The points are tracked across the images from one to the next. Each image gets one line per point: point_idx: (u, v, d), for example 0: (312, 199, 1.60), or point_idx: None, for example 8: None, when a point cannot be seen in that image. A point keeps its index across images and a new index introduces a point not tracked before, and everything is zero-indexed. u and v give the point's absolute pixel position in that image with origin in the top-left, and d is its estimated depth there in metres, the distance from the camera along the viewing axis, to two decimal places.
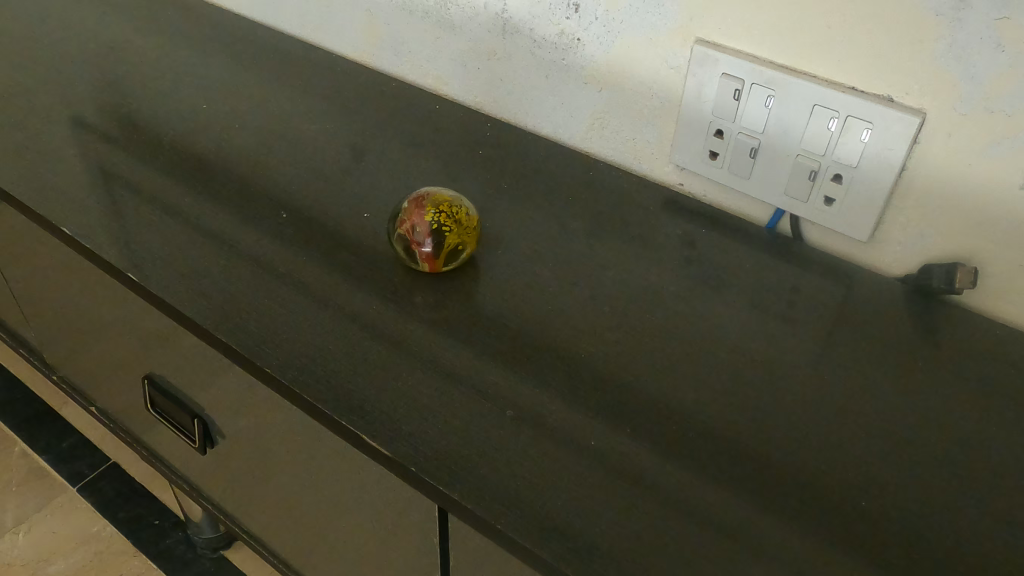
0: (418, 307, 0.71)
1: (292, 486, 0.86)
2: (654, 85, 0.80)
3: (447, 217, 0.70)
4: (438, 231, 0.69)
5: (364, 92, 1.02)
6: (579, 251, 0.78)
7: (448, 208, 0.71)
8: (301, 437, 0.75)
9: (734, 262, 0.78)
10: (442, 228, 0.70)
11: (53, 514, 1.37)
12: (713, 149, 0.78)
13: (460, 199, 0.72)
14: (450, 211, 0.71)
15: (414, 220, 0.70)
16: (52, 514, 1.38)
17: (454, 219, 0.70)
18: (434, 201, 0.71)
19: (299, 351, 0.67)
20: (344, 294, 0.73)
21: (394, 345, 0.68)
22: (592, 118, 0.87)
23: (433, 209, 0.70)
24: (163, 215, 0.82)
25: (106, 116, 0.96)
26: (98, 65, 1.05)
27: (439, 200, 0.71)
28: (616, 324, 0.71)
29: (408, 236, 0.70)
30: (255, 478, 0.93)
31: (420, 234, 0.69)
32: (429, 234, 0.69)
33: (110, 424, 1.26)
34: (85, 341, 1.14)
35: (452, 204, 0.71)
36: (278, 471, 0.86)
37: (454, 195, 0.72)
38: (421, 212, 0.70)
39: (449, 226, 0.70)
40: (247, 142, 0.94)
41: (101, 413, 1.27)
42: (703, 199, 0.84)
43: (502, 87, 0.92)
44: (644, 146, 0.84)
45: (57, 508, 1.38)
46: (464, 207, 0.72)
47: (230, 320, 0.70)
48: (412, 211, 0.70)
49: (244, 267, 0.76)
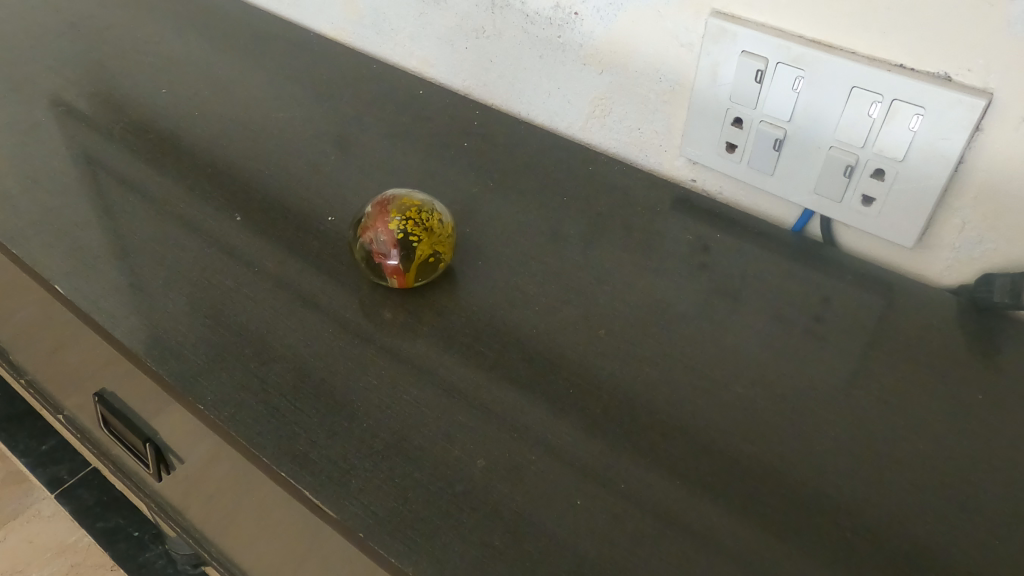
0: (381, 327, 0.61)
1: (247, 525, 0.75)
2: (662, 67, 0.69)
3: (416, 225, 0.60)
4: (405, 242, 0.59)
5: (342, 76, 0.91)
6: (576, 260, 0.67)
7: (417, 213, 0.60)
8: (248, 481, 0.64)
9: (755, 272, 0.67)
10: (409, 238, 0.59)
11: (31, 522, 1.30)
12: (731, 140, 0.67)
13: (432, 202, 0.62)
14: (420, 217, 0.60)
15: (377, 228, 0.59)
16: (30, 523, 1.30)
17: (424, 228, 0.60)
18: (400, 206, 0.60)
19: (238, 380, 0.57)
20: (296, 311, 0.62)
21: (351, 374, 0.57)
22: (592, 103, 0.76)
23: (399, 215, 0.60)
24: (101, 214, 0.71)
25: (52, 100, 0.86)
26: (53, 45, 0.95)
27: (407, 205, 0.60)
28: (616, 348, 0.60)
29: (371, 246, 0.60)
30: (214, 509, 0.82)
31: (383, 244, 0.59)
32: (394, 245, 0.59)
33: (81, 434, 1.16)
34: (41, 347, 1.03)
35: (423, 209, 0.61)
36: (232, 508, 0.75)
37: (426, 197, 0.62)
38: (385, 219, 0.60)
39: (418, 236, 0.60)
40: (208, 131, 0.83)
41: (71, 423, 1.16)
42: (719, 197, 0.73)
43: (492, 69, 0.81)
44: (650, 136, 0.74)
45: (35, 516, 1.30)
46: (438, 212, 0.62)
47: (164, 341, 0.60)
48: (375, 218, 0.60)
49: (188, 278, 0.65)
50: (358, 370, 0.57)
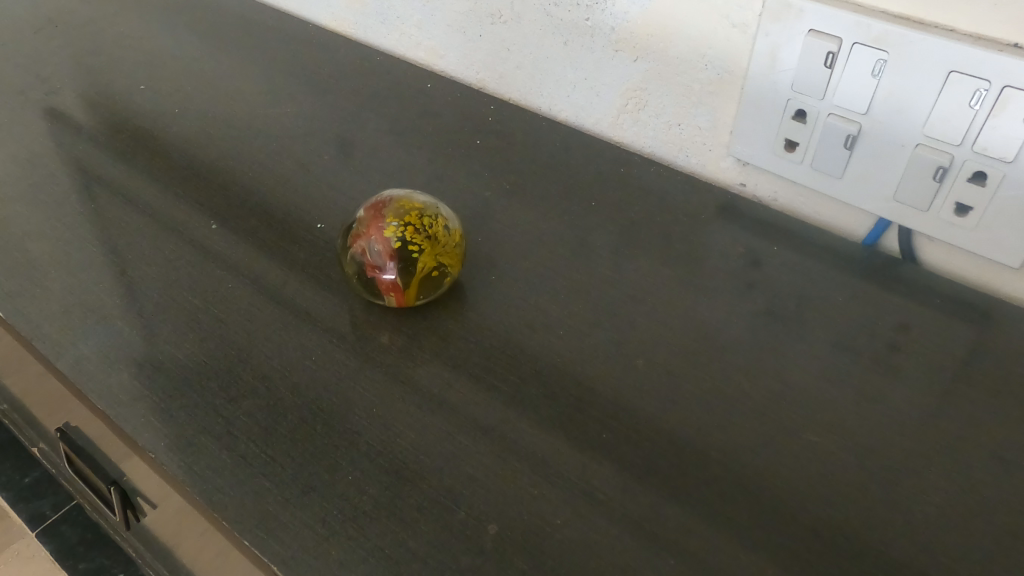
0: (374, 352, 0.50)
1: None
2: (708, 51, 0.59)
3: (417, 232, 0.50)
4: (404, 253, 0.49)
5: (341, 69, 0.80)
6: (609, 276, 0.56)
7: (418, 218, 0.50)
8: (215, 547, 0.53)
9: (820, 294, 0.56)
10: (409, 248, 0.49)
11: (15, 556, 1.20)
12: (792, 138, 0.57)
13: (437, 206, 0.52)
14: (422, 222, 0.50)
15: (370, 236, 0.50)
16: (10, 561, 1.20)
17: (427, 235, 0.50)
18: (399, 209, 0.50)
19: (196, 419, 0.46)
20: (272, 332, 0.52)
21: (334, 410, 0.46)
22: (625, 96, 0.66)
23: (397, 220, 0.50)
24: (56, 222, 0.62)
25: (19, 98, 0.77)
26: (28, 39, 0.86)
27: (407, 207, 0.50)
28: (660, 383, 0.49)
29: (363, 257, 0.50)
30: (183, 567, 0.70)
31: (378, 255, 0.49)
32: (391, 256, 0.49)
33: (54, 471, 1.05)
34: None
35: (426, 213, 0.51)
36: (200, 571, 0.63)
37: (429, 199, 0.52)
38: (380, 225, 0.50)
39: (419, 245, 0.50)
40: (188, 129, 0.73)
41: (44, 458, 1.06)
42: (773, 204, 0.63)
43: (510, 59, 0.71)
44: (693, 133, 0.63)
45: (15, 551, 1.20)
46: (443, 216, 0.51)
47: (114, 370, 0.50)
48: (368, 223, 0.50)
49: (149, 295, 0.55)
50: (342, 406, 0.47)
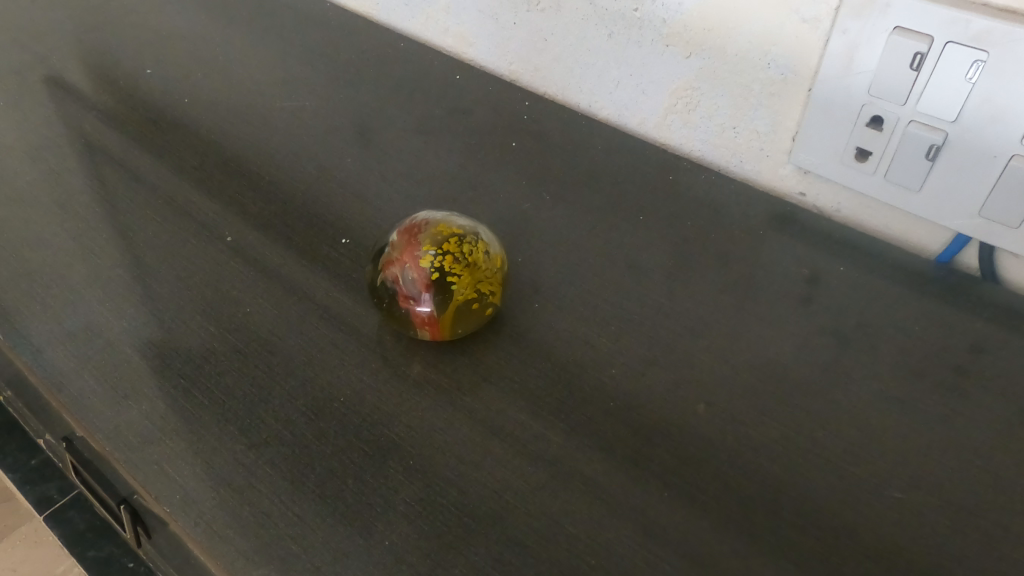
0: (408, 393, 0.45)
1: None
2: (772, 49, 0.53)
3: (455, 260, 0.45)
4: (440, 283, 0.45)
5: (361, 55, 0.74)
6: (662, 305, 0.51)
7: (456, 244, 0.45)
8: None
9: (896, 321, 0.51)
10: (446, 278, 0.45)
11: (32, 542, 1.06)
12: (865, 146, 0.52)
13: (476, 228, 0.47)
14: (461, 249, 0.45)
15: (404, 264, 0.45)
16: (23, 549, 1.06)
17: (466, 263, 0.45)
18: (435, 233, 0.45)
19: (216, 470, 0.42)
20: (295, 364, 0.47)
21: (367, 462, 0.42)
22: (675, 95, 0.60)
23: (434, 248, 0.45)
24: (59, 229, 0.56)
25: (13, 81, 0.71)
26: (23, 13, 0.80)
27: (445, 231, 0.45)
28: (724, 431, 0.44)
29: (396, 287, 0.45)
30: None
31: (412, 286, 0.45)
32: (427, 286, 0.45)
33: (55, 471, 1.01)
34: None
35: (465, 238, 0.46)
36: None
37: (468, 223, 0.47)
38: (415, 253, 0.45)
39: (457, 275, 0.45)
40: (199, 117, 0.67)
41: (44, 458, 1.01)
42: (836, 216, 0.58)
43: (547, 50, 0.65)
44: (750, 137, 0.58)
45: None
46: (484, 242, 0.47)
47: (123, 407, 0.45)
48: (402, 250, 0.45)
49: (159, 316, 0.50)
50: (375, 456, 0.42)
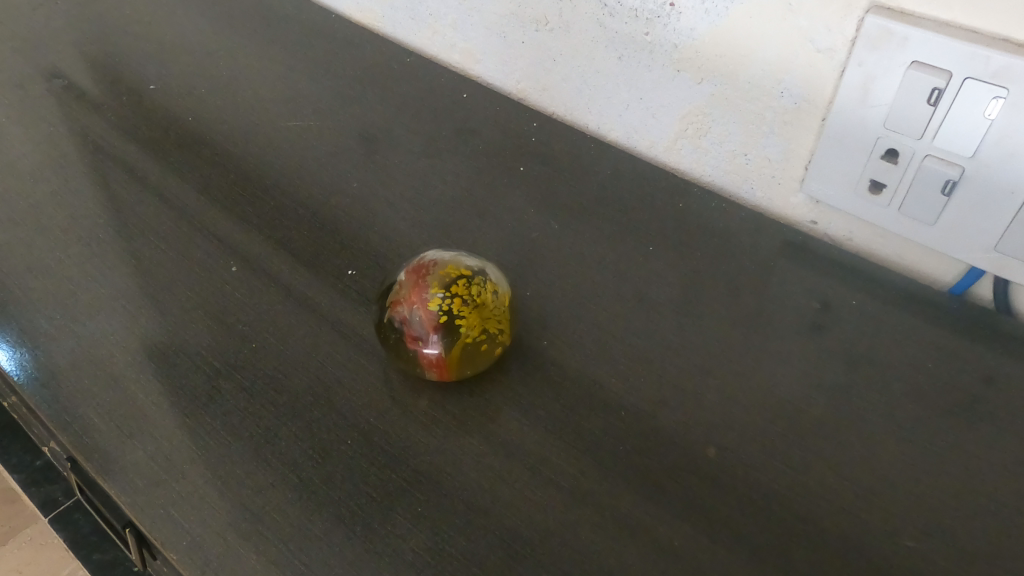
0: (417, 439, 0.45)
1: None
2: (785, 77, 0.52)
3: (464, 302, 0.44)
4: (449, 324, 0.44)
5: (367, 70, 0.73)
6: (673, 342, 0.50)
7: (465, 286, 0.45)
8: None
9: (912, 356, 0.50)
10: (455, 321, 0.44)
11: (34, 539, 1.04)
12: (879, 178, 0.51)
13: (485, 268, 0.47)
14: (470, 291, 0.45)
15: (412, 306, 0.44)
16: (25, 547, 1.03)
17: (474, 305, 0.44)
18: (444, 274, 0.45)
19: (222, 516, 0.42)
20: (303, 405, 0.46)
21: (375, 511, 0.42)
22: (685, 119, 0.59)
23: (443, 290, 0.44)
24: (61, 254, 0.56)
25: (12, 90, 0.70)
26: (21, 17, 0.79)
27: (454, 272, 0.45)
28: (735, 477, 0.44)
29: (404, 328, 0.44)
30: None
31: (420, 328, 0.44)
32: (434, 327, 0.44)
33: None
34: None
35: (474, 280, 0.45)
36: None
37: (478, 264, 0.46)
38: (423, 295, 0.44)
39: (465, 316, 0.44)
40: (202, 132, 0.66)
41: None
42: (848, 245, 0.57)
43: (556, 70, 0.64)
44: (762, 165, 0.57)
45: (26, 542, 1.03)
46: (493, 283, 0.46)
47: (128, 446, 0.45)
48: (410, 291, 0.45)
49: (164, 350, 0.50)
50: (383, 505, 0.42)
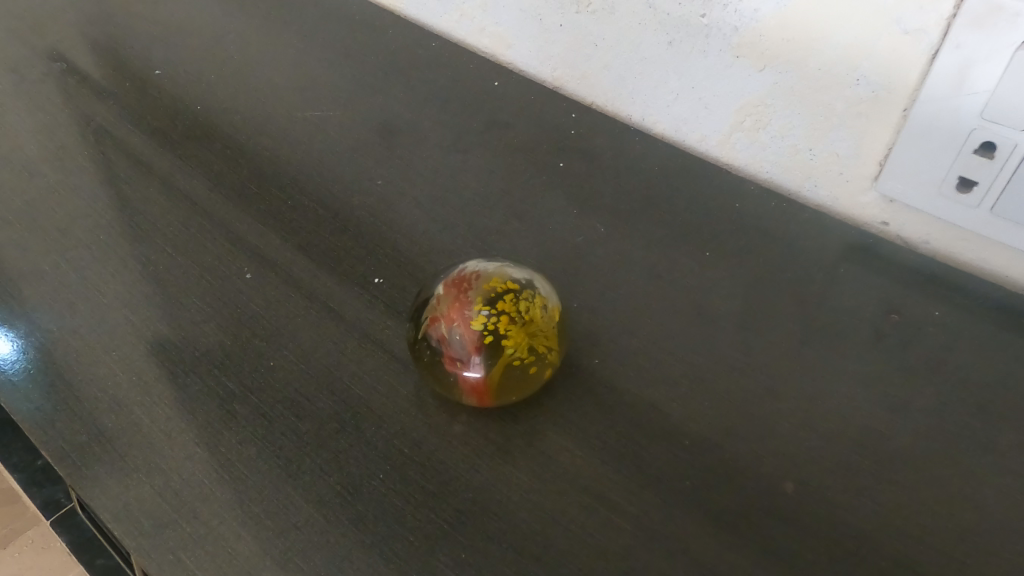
0: (457, 471, 0.40)
1: None
2: (862, 64, 0.47)
3: (511, 320, 0.39)
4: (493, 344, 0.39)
5: (389, 57, 0.68)
6: (737, 360, 0.45)
7: (512, 302, 0.40)
8: None
9: (1006, 374, 0.45)
10: (500, 342, 0.39)
11: (37, 542, 0.98)
12: (970, 175, 0.45)
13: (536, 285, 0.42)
14: (518, 308, 0.40)
15: (452, 322, 0.39)
16: (26, 551, 0.97)
17: (522, 324, 0.39)
18: (488, 288, 0.40)
19: (240, 562, 0.37)
20: (329, 432, 0.42)
21: (412, 557, 0.37)
22: (743, 111, 0.54)
23: (488, 306, 0.39)
24: (59, 259, 0.51)
25: (6, 78, 0.64)
26: None
27: (501, 286, 0.40)
28: (818, 516, 0.39)
29: (441, 348, 0.39)
30: None
31: (461, 348, 0.39)
32: (477, 347, 0.39)
33: None
34: None
35: (522, 295, 0.40)
36: None
37: (526, 276, 0.41)
38: (465, 310, 0.39)
39: (512, 336, 0.39)
40: (212, 123, 0.61)
41: None
42: (923, 248, 0.51)
43: (597, 57, 0.59)
44: (828, 161, 0.52)
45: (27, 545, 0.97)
46: (542, 298, 0.41)
47: (134, 480, 0.40)
48: (450, 305, 0.40)
49: (172, 368, 0.45)
50: (422, 549, 0.37)
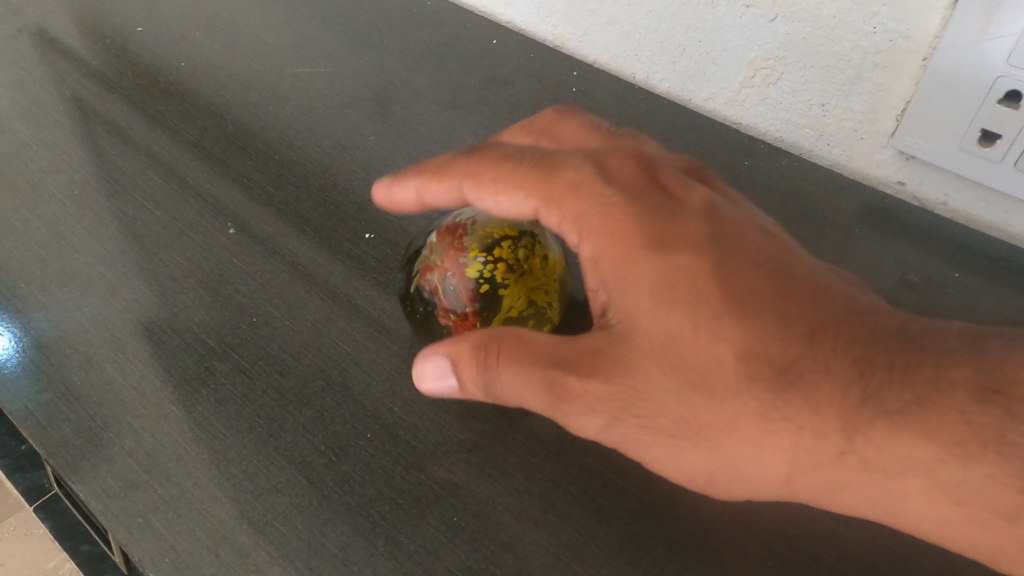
0: (450, 431, 0.37)
1: None
2: (880, 11, 0.44)
3: (509, 268, 0.37)
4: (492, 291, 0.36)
5: (382, 15, 0.65)
6: None
7: (509, 249, 0.37)
8: None
9: None
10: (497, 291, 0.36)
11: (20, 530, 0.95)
12: (994, 127, 0.43)
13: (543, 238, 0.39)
14: (517, 255, 0.37)
15: (447, 269, 0.37)
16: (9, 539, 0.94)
17: (521, 272, 0.37)
18: (485, 234, 0.37)
19: (214, 525, 0.34)
20: (314, 391, 0.39)
21: (401, 521, 0.34)
22: (754, 65, 0.51)
23: (484, 253, 0.37)
24: (31, 215, 0.48)
25: None
26: None
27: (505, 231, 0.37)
28: None
29: (436, 298, 0.37)
30: None
31: (455, 299, 0.36)
32: (475, 296, 0.36)
33: None
34: None
35: (521, 241, 0.37)
36: None
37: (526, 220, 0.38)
38: (461, 256, 0.37)
39: (512, 284, 0.37)
40: (197, 79, 0.58)
41: None
42: (941, 209, 0.49)
43: (600, 12, 0.57)
44: (841, 117, 0.49)
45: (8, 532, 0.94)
46: (545, 246, 0.38)
47: (104, 439, 0.37)
48: (445, 251, 0.37)
49: (147, 324, 0.42)
50: (410, 512, 0.35)
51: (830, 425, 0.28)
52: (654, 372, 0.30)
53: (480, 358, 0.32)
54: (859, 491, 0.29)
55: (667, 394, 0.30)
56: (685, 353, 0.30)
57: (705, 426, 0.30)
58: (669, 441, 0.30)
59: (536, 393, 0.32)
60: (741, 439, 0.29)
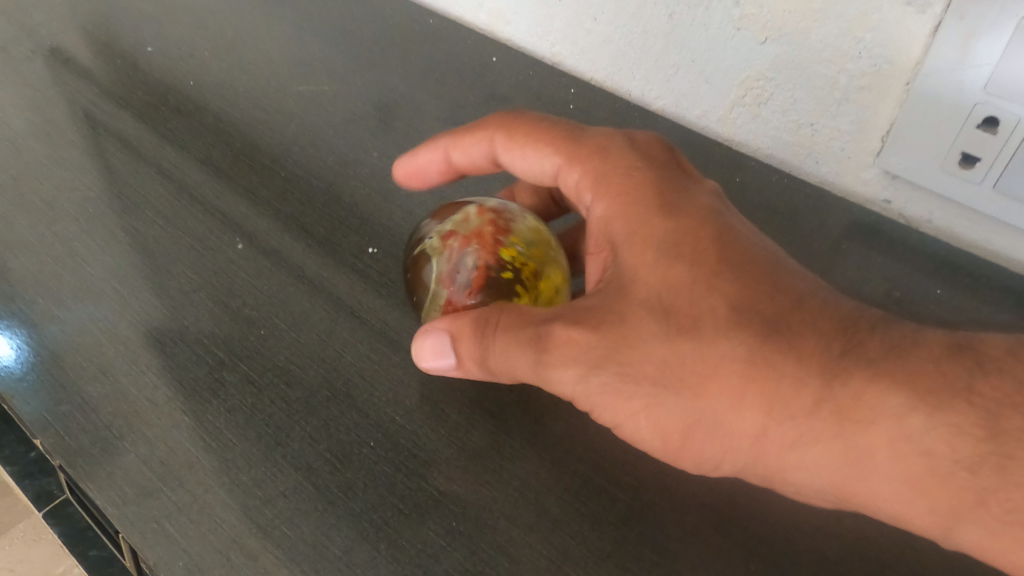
0: (449, 440, 0.39)
1: None
2: (866, 36, 0.46)
3: (524, 285, 0.38)
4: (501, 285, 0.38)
5: (385, 33, 0.67)
6: None
7: (531, 266, 0.39)
8: None
9: None
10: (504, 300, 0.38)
11: (25, 535, 0.97)
12: (973, 150, 0.44)
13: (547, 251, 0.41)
14: (533, 275, 0.39)
15: (466, 257, 0.38)
16: (14, 544, 0.96)
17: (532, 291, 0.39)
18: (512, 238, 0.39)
19: (225, 530, 0.36)
20: (319, 401, 0.41)
21: (401, 525, 0.36)
22: (745, 85, 0.53)
23: (508, 259, 0.38)
24: (46, 230, 0.49)
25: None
26: None
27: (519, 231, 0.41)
28: None
29: (445, 277, 0.38)
30: None
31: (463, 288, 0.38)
32: (479, 287, 0.38)
33: None
34: None
35: (541, 260, 0.39)
36: None
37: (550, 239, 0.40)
38: (485, 249, 0.38)
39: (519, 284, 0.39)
40: (205, 96, 0.60)
41: None
42: (925, 226, 0.51)
43: (598, 31, 0.58)
44: (829, 137, 0.51)
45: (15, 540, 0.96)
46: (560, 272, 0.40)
47: (119, 448, 0.39)
48: (469, 236, 0.39)
49: (159, 336, 0.44)
50: (411, 517, 0.36)
51: (808, 371, 0.32)
52: (644, 323, 0.34)
53: (480, 333, 0.36)
54: (823, 443, 0.32)
55: (653, 338, 0.34)
56: (678, 304, 0.34)
57: (689, 374, 0.33)
58: (647, 389, 0.34)
59: (524, 354, 0.35)
60: (724, 385, 0.33)
